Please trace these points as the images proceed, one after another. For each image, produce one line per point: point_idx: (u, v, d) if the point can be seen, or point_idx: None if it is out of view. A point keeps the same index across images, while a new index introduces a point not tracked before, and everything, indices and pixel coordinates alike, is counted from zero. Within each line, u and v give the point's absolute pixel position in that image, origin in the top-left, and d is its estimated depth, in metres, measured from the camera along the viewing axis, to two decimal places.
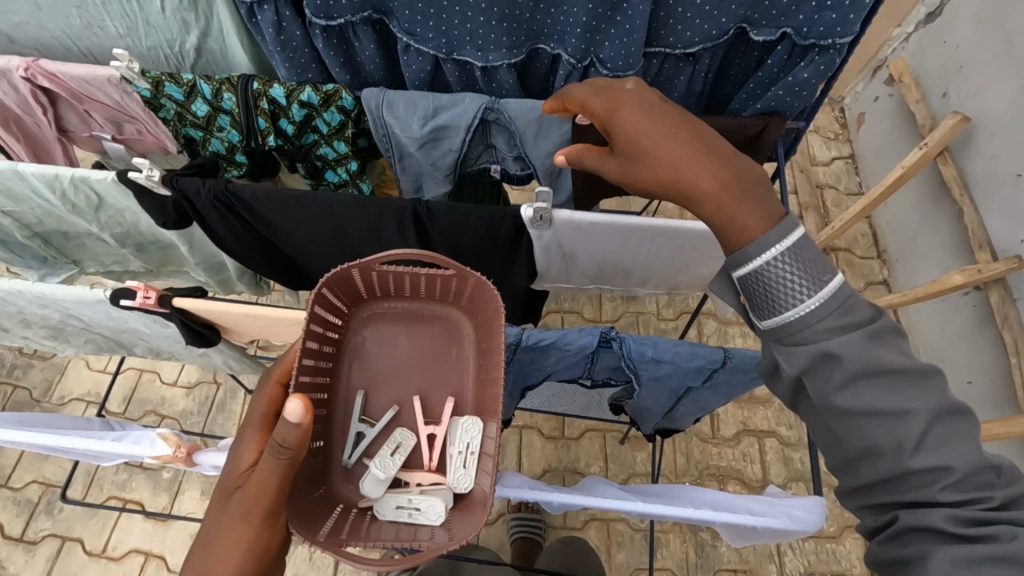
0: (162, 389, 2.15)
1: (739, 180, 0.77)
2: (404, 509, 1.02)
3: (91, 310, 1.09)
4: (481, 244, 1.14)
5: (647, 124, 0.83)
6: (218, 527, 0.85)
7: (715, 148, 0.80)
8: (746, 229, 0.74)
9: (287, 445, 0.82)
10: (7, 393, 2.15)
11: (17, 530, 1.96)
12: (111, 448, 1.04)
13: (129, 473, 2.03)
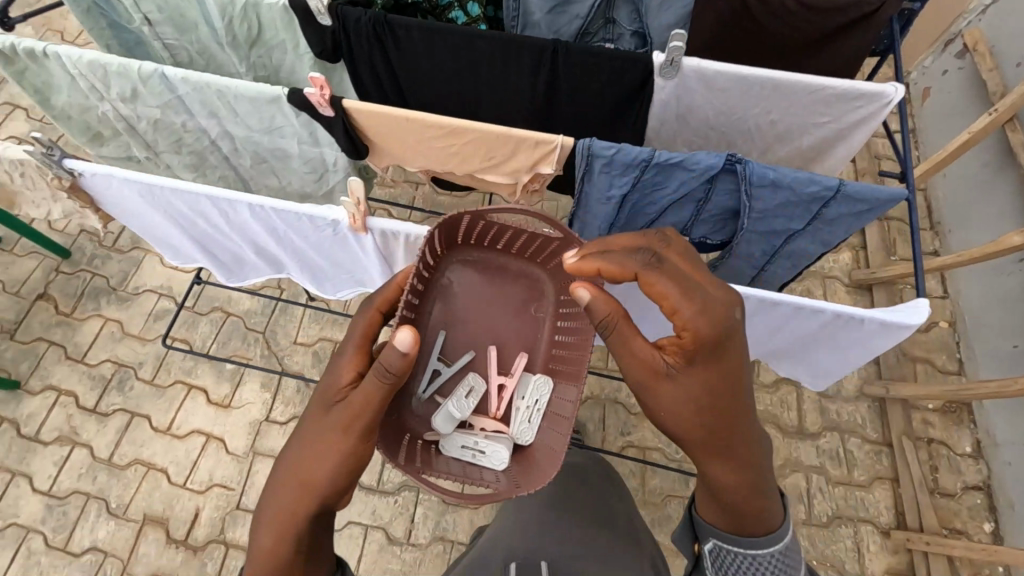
0: (228, 289, 2.27)
1: (764, 484, 0.90)
2: (468, 449, 1.09)
3: (255, 117, 1.20)
4: (604, 93, 1.22)
5: (726, 396, 0.88)
6: (320, 435, 0.92)
7: (757, 437, 0.90)
8: (753, 524, 0.90)
9: (391, 370, 0.86)
10: (87, 280, 2.29)
11: (91, 402, 2.11)
12: (312, 246, 1.14)
13: (197, 361, 2.17)
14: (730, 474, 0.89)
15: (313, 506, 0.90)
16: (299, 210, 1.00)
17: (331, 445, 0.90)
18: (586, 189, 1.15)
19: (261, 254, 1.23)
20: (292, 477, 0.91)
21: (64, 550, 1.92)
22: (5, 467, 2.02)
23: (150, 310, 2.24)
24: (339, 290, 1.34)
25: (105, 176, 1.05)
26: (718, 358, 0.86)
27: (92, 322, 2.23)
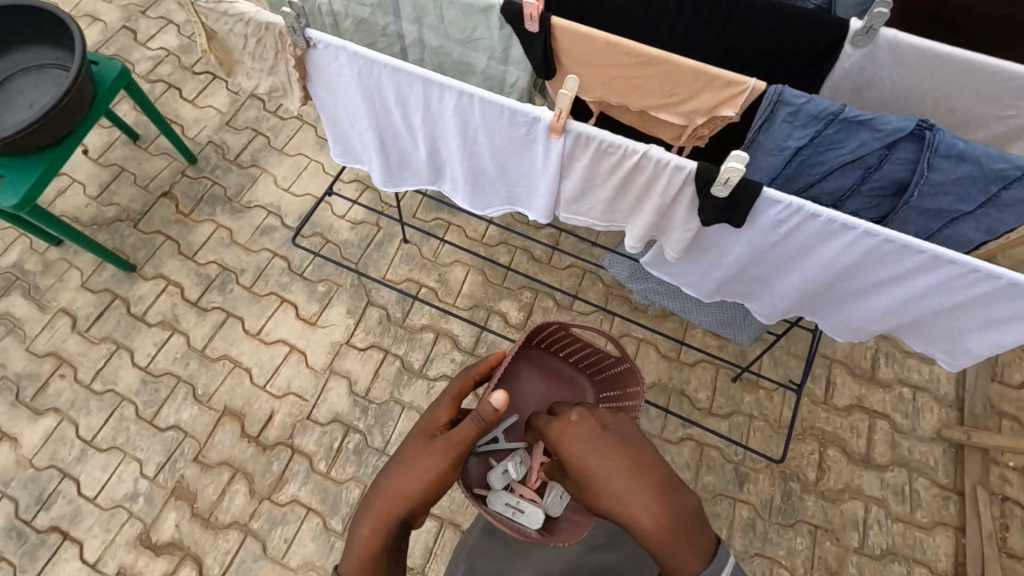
0: (330, 218, 2.39)
1: (688, 521, 0.92)
2: (510, 506, 1.31)
3: (459, 26, 1.21)
4: (790, 56, 1.24)
5: (598, 459, 0.96)
6: (420, 457, 1.09)
7: (663, 480, 0.94)
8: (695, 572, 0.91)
9: (487, 417, 1.07)
10: (207, 187, 2.47)
11: (195, 296, 2.27)
12: (494, 151, 1.15)
13: (292, 278, 2.30)
14: (642, 535, 0.91)
15: (402, 515, 1.05)
16: (511, 101, 1.00)
17: (426, 465, 1.07)
18: (760, 138, 1.17)
19: (430, 154, 1.25)
20: (386, 491, 1.07)
21: (151, 423, 2.08)
22: (112, 339, 2.20)
23: (258, 224, 2.39)
24: (489, 208, 1.36)
25: (336, 52, 1.08)
26: (567, 437, 1.00)
27: (205, 226, 2.40)
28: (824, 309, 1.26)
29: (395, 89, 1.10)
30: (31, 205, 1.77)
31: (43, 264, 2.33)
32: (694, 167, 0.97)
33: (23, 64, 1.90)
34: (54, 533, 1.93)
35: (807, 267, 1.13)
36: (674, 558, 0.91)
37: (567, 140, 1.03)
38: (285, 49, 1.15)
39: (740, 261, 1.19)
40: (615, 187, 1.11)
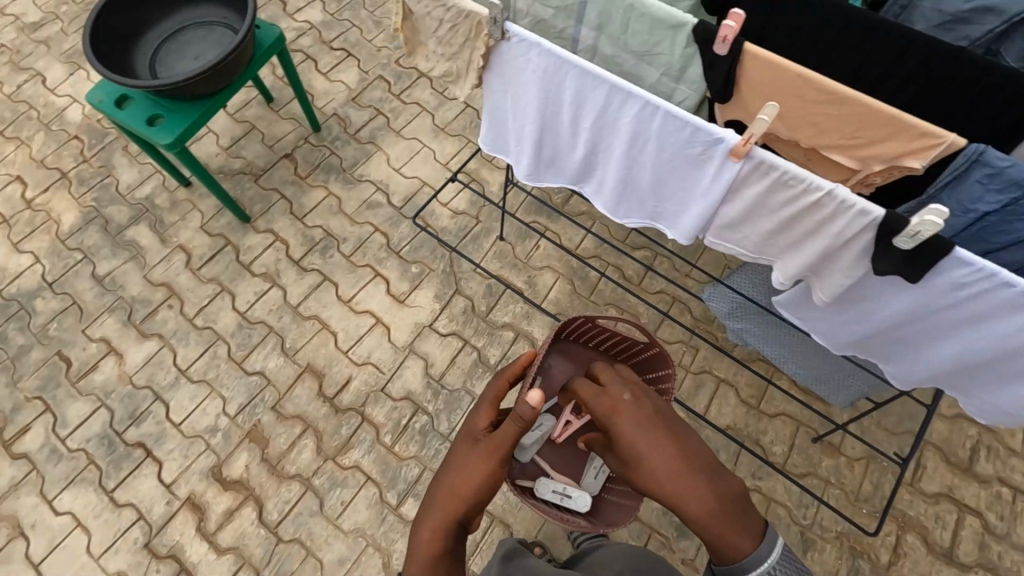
0: (434, 204, 2.46)
1: (729, 502, 1.00)
2: (557, 493, 1.49)
3: (639, 38, 1.19)
4: (981, 123, 1.17)
5: (649, 442, 1.04)
6: (468, 460, 1.12)
7: (707, 463, 1.02)
8: (740, 550, 0.99)
9: (524, 417, 1.09)
10: (325, 155, 2.60)
11: (298, 255, 2.39)
12: (656, 165, 1.18)
13: (389, 255, 2.37)
14: (691, 514, 1.00)
15: (461, 513, 1.09)
16: (691, 114, 1.02)
17: (476, 468, 1.10)
18: (943, 198, 1.13)
19: (587, 155, 1.30)
20: (441, 494, 1.10)
21: (239, 365, 2.20)
22: (218, 281, 2.35)
23: (366, 198, 2.49)
24: (629, 218, 1.39)
25: (528, 49, 1.14)
26: (620, 418, 1.08)
27: (318, 191, 2.52)
28: (975, 385, 1.20)
29: (569, 89, 1.17)
30: (181, 146, 1.92)
31: (171, 201, 2.52)
32: (882, 214, 0.95)
33: (194, 19, 2.08)
34: (139, 449, 2.07)
35: (975, 338, 1.08)
36: (722, 537, 0.99)
37: (746, 164, 1.03)
38: (477, 38, 1.19)
39: (897, 319, 1.15)
40: (781, 220, 1.10)
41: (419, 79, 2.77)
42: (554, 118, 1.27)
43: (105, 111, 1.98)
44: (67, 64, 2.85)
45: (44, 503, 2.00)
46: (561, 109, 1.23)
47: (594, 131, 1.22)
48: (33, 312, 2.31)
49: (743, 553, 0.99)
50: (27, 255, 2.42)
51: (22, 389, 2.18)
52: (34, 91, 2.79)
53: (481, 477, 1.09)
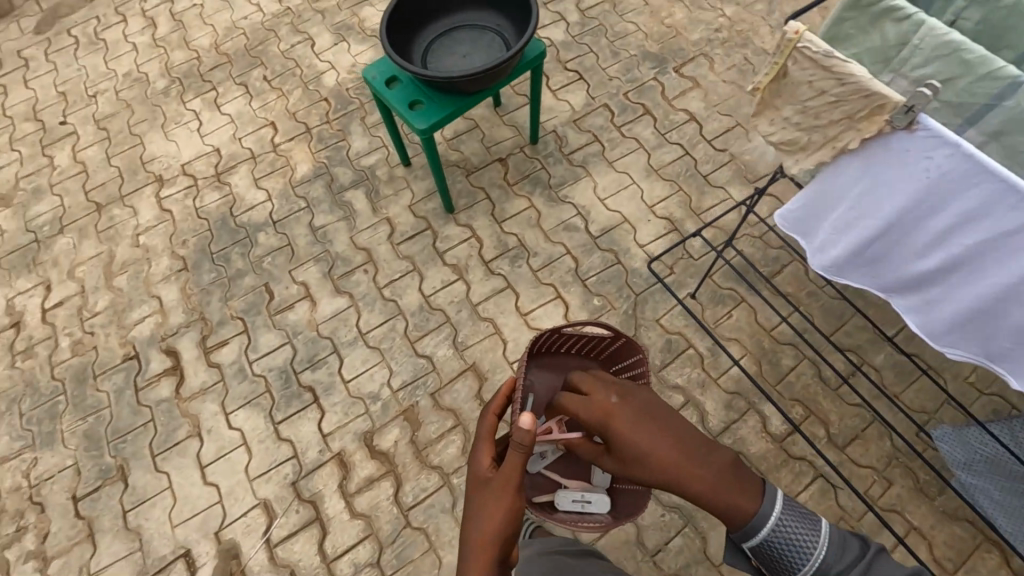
0: (631, 242, 2.42)
1: (721, 472, 1.25)
2: (577, 502, 1.61)
3: None
4: None
5: (643, 437, 1.27)
6: (488, 498, 1.27)
7: (693, 446, 1.28)
8: (745, 509, 1.22)
9: (523, 442, 1.28)
10: (535, 168, 2.65)
11: (488, 257, 2.44)
12: None
13: (574, 280, 2.35)
14: (696, 486, 1.23)
15: (498, 543, 1.22)
16: None
17: (500, 503, 1.25)
18: None
19: (935, 270, 1.27)
20: (477, 535, 1.22)
21: (412, 344, 2.29)
22: (412, 260, 2.47)
23: (565, 219, 2.50)
24: (951, 349, 1.37)
25: (937, 147, 1.13)
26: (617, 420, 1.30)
27: (521, 201, 2.56)
28: None
29: (955, 208, 1.16)
30: (432, 134, 2.05)
31: (389, 176, 2.70)
32: None
33: (474, 20, 2.21)
34: (308, 393, 2.22)
35: None
36: (727, 501, 1.22)
37: None
38: (867, 120, 1.18)
39: None
40: None
41: (644, 115, 2.73)
42: (913, 228, 1.25)
43: (375, 87, 2.16)
44: (335, 35, 3.18)
45: (222, 414, 2.21)
46: (929, 219, 1.21)
47: (964, 253, 1.20)
48: (254, 242, 2.57)
49: (749, 512, 1.22)
50: (263, 192, 2.71)
51: (230, 307, 2.44)
52: (303, 52, 3.14)
53: (508, 505, 1.25)
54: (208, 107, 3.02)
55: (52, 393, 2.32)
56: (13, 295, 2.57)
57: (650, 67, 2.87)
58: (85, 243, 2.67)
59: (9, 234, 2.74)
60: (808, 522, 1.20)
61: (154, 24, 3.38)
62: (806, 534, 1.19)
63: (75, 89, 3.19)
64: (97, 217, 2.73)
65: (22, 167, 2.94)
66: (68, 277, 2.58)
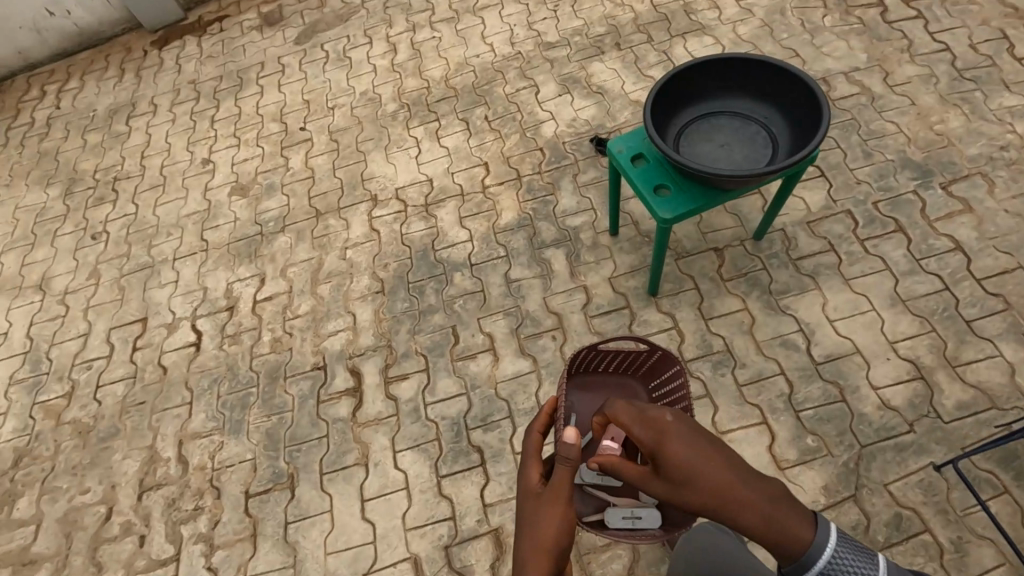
0: (862, 380, 2.08)
1: (774, 495, 1.01)
2: (626, 518, 1.57)
3: None
4: None
5: (687, 450, 1.08)
6: (538, 512, 1.24)
7: (743, 465, 1.05)
8: (801, 539, 0.97)
9: (570, 457, 1.25)
10: (755, 267, 2.40)
11: (688, 355, 2.23)
12: None
13: (786, 408, 2.07)
14: (745, 513, 1.00)
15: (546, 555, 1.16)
16: None
17: (546, 518, 1.21)
18: None
19: None
20: (527, 547, 1.18)
21: None
22: (604, 339, 2.33)
23: (783, 334, 2.22)
24: None
25: None
26: (655, 443, 1.12)
27: (734, 300, 2.33)
28: None
29: None
30: (674, 227, 1.90)
31: (593, 241, 2.60)
32: None
33: (740, 110, 2.03)
34: (476, 454, 2.16)
35: None
36: (779, 527, 0.98)
37: None
38: None
39: None
40: None
41: (895, 232, 2.39)
42: None
43: (619, 162, 2.07)
44: (560, 85, 3.17)
45: (391, 450, 2.21)
46: None
47: None
48: (450, 281, 2.59)
49: (805, 543, 0.97)
50: (466, 232, 2.74)
51: (416, 342, 2.46)
52: (527, 98, 3.16)
53: (555, 520, 1.20)
54: (429, 137, 3.14)
55: (247, 382, 2.48)
56: (234, 280, 2.81)
57: (911, 177, 2.51)
58: (300, 245, 2.86)
59: (241, 223, 3.01)
60: (867, 556, 0.95)
61: (395, 50, 3.61)
62: (866, 572, 0.93)
63: (318, 99, 3.49)
64: (314, 223, 2.92)
65: (262, 162, 3.25)
66: (280, 274, 2.77)
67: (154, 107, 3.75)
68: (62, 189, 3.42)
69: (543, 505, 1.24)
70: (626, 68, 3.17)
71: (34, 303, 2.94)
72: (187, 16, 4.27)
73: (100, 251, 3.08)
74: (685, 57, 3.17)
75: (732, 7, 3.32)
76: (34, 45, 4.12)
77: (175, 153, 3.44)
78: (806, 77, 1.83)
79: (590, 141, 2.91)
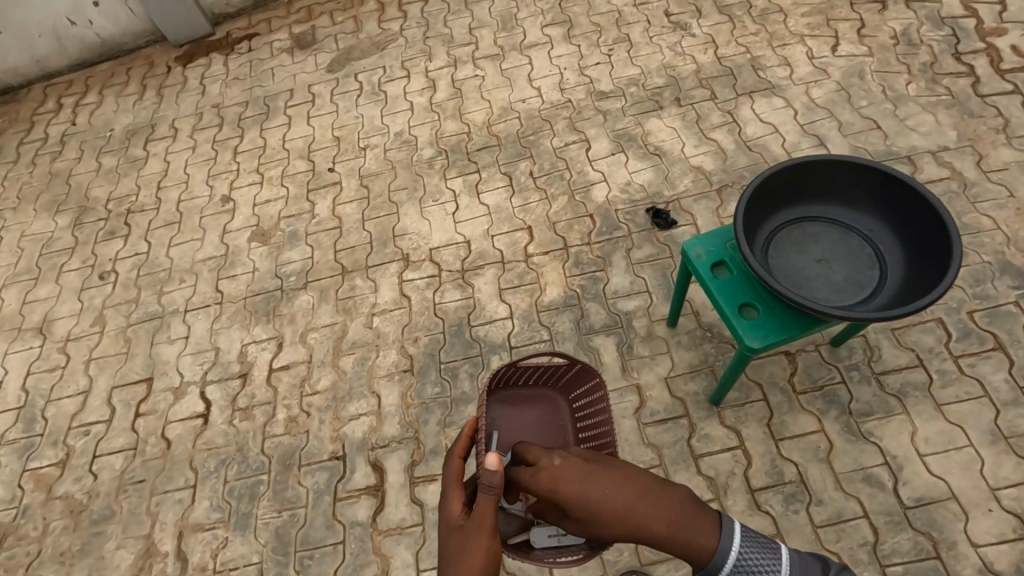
0: (958, 533, 1.83)
1: (681, 509, 1.36)
2: (554, 537, 1.53)
3: None
4: None
5: (602, 489, 1.35)
6: (465, 540, 1.38)
7: (648, 492, 1.37)
8: (704, 546, 1.32)
9: (493, 485, 1.40)
10: (833, 379, 2.13)
11: (756, 483, 1.97)
12: None
13: (869, 561, 1.81)
14: (656, 529, 1.33)
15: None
16: None
17: (476, 548, 1.34)
18: None
19: None
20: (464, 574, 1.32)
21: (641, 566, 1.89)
22: (660, 453, 2.07)
23: (866, 467, 1.96)
24: None
25: None
26: (571, 484, 1.36)
27: (808, 419, 2.07)
28: None
29: None
30: (762, 359, 1.64)
31: (647, 331, 2.34)
32: None
33: (840, 222, 1.77)
34: None
35: None
36: (687, 538, 1.33)
37: None
38: None
39: None
40: None
41: (994, 351, 2.12)
42: None
43: (697, 269, 1.81)
44: (613, 142, 2.92)
45: (414, 569, 1.97)
46: None
47: None
48: (487, 366, 2.34)
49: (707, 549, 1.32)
50: (505, 307, 2.49)
51: (447, 436, 2.23)
52: (576, 154, 2.91)
53: (486, 546, 1.35)
54: (468, 190, 2.89)
55: (257, 468, 2.24)
56: (249, 342, 2.57)
57: (1011, 285, 2.24)
58: (323, 307, 2.62)
59: (260, 274, 2.78)
60: (761, 550, 1.34)
61: (434, 87, 3.36)
62: (764, 559, 1.33)
63: (348, 136, 3.25)
64: (339, 282, 2.68)
65: (286, 205, 3.01)
66: (299, 340, 2.54)
67: (174, 131, 3.52)
68: (72, 218, 3.20)
69: (470, 533, 1.38)
70: (686, 128, 2.91)
71: (33, 349, 2.72)
72: (214, 32, 4.04)
73: (107, 294, 2.86)
74: (753, 118, 2.89)
75: (804, 65, 3.05)
76: (54, 53, 3.90)
77: (193, 186, 3.21)
78: (925, 192, 1.59)
79: (646, 212, 2.65)
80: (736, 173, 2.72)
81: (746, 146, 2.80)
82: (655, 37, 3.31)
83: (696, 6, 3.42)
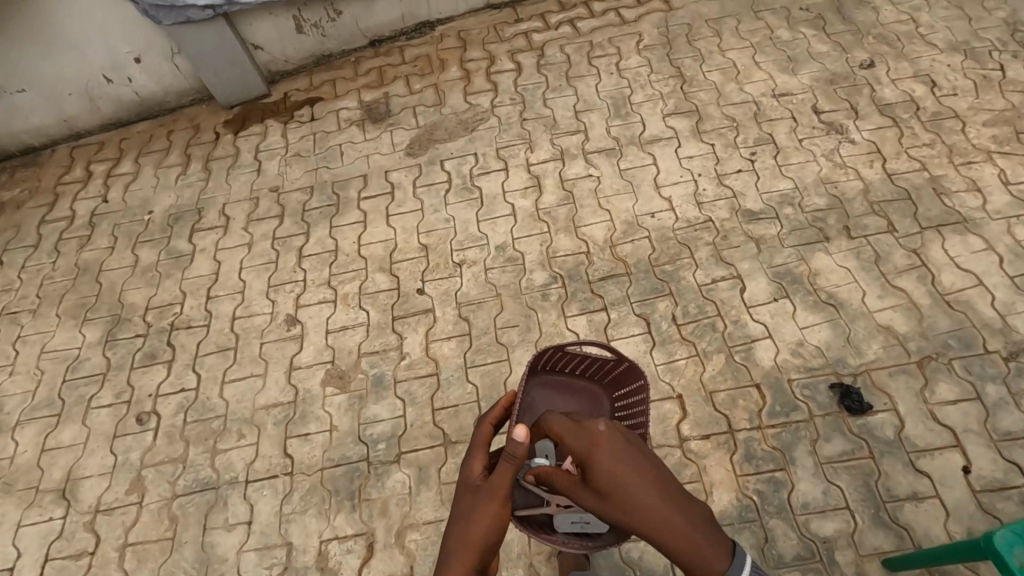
0: None
1: (703, 521, 1.06)
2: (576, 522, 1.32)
3: None
4: None
5: (632, 476, 1.06)
6: (473, 504, 1.17)
7: (675, 491, 1.07)
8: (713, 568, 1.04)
9: (515, 454, 1.18)
10: None
11: None
12: None
13: None
14: (673, 540, 1.03)
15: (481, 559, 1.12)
16: None
17: (482, 516, 1.15)
18: None
19: None
20: (460, 544, 1.13)
21: None
22: None
23: None
24: None
25: None
26: (597, 454, 1.09)
27: None
28: None
29: None
30: None
31: (857, 571, 1.82)
32: None
33: None
34: None
35: None
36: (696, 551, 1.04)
37: None
38: None
39: None
40: None
41: None
42: None
43: None
44: (774, 283, 2.39)
45: None
46: None
47: None
48: None
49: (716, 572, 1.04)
50: None
51: None
52: (728, 297, 2.38)
53: (492, 518, 1.15)
54: (595, 336, 2.35)
55: None
56: (329, 537, 2.04)
57: None
58: (423, 495, 2.08)
59: (340, 435, 2.24)
60: None
61: (539, 187, 2.83)
62: None
63: (439, 245, 2.71)
64: (441, 458, 2.14)
65: (366, 337, 2.47)
66: (395, 542, 2.00)
67: (226, 219, 2.98)
68: (103, 332, 2.65)
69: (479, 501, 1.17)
70: (864, 269, 2.38)
71: (53, 522, 2.18)
72: (270, 92, 3.50)
73: (146, 447, 2.31)
74: (948, 262, 2.36)
75: (999, 193, 2.53)
76: (84, 113, 3.36)
77: (250, 299, 2.67)
78: None
79: (831, 390, 2.12)
80: (938, 339, 2.19)
81: (946, 303, 2.27)
82: (806, 142, 2.79)
83: (850, 103, 2.91)
